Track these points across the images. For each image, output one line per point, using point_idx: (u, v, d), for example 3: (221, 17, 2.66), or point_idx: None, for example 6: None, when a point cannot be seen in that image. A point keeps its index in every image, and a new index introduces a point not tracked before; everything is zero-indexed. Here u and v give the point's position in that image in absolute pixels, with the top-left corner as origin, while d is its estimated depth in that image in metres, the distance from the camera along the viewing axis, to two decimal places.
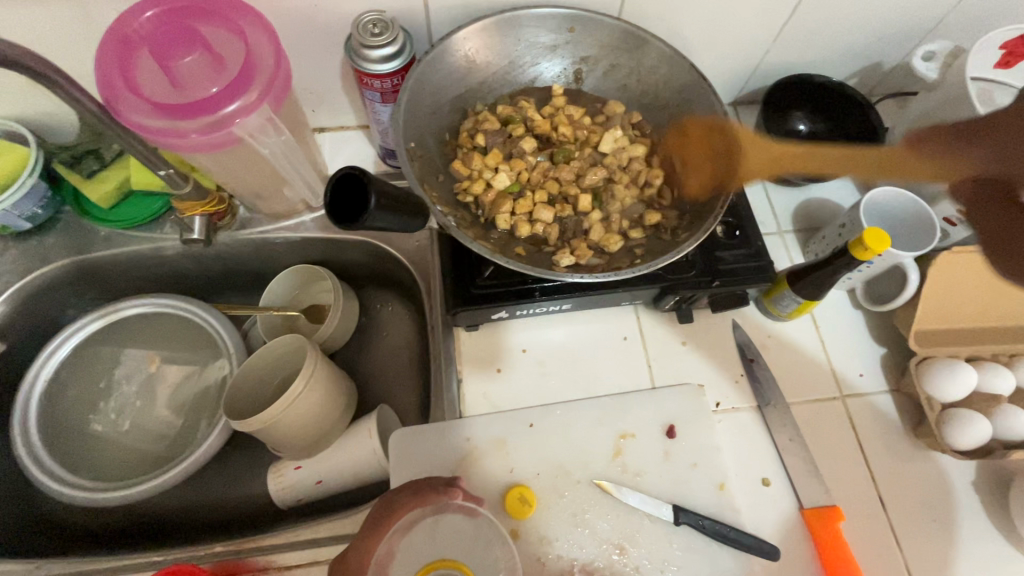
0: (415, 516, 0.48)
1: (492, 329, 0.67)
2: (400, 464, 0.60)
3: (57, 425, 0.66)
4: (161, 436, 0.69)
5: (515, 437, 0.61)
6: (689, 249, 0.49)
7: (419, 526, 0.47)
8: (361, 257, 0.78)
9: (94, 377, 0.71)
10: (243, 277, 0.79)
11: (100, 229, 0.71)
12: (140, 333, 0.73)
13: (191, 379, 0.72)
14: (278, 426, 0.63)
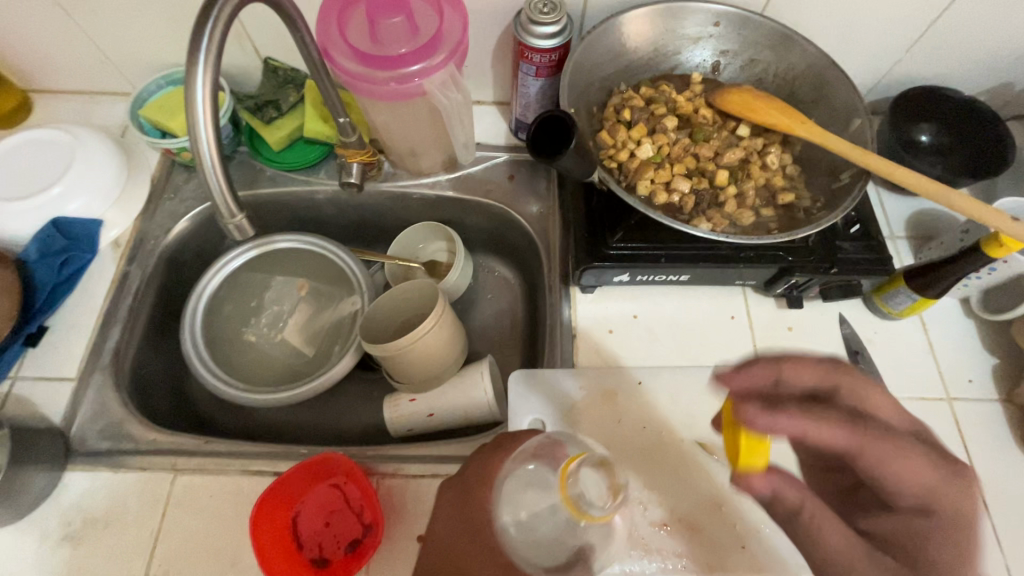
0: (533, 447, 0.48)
1: (607, 293, 0.72)
2: (516, 401, 0.65)
3: (216, 331, 0.76)
4: (298, 356, 0.78)
5: (623, 391, 0.66)
6: (828, 223, 0.52)
7: (542, 458, 0.46)
8: (480, 220, 0.85)
9: (247, 297, 0.80)
10: (374, 228, 0.88)
11: (266, 170, 0.81)
12: (286, 264, 0.82)
13: (326, 309, 0.81)
14: (406, 356, 0.70)
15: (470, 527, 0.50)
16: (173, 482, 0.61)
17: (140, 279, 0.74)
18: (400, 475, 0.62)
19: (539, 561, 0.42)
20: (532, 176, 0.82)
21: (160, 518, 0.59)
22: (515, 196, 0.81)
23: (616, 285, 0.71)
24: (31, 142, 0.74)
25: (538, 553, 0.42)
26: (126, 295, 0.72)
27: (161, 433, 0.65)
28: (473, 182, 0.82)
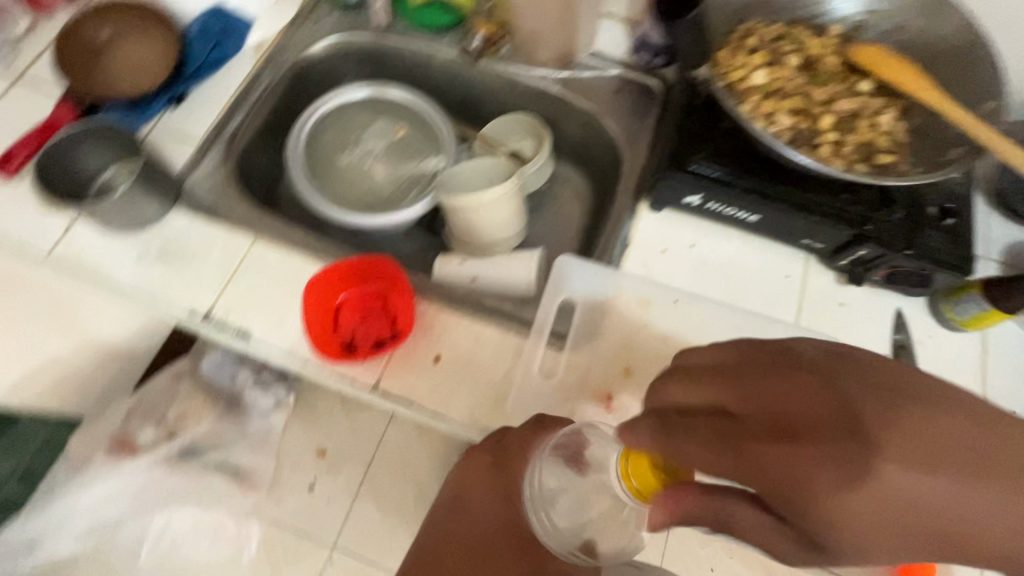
0: (563, 437, 0.54)
1: (673, 216, 0.73)
2: (556, 280, 0.69)
3: (318, 149, 0.85)
4: (375, 193, 0.85)
5: (657, 303, 0.68)
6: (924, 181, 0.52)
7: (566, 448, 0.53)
8: (574, 127, 0.88)
9: (348, 130, 0.88)
10: (475, 109, 0.93)
11: (399, 23, 0.87)
12: (390, 111, 0.88)
13: (411, 161, 0.87)
14: (472, 213, 0.76)
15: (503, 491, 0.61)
16: (250, 246, 0.70)
17: (270, 82, 0.82)
18: (435, 304, 0.68)
19: (568, 539, 0.51)
20: (638, 96, 0.83)
21: (233, 269, 0.68)
22: (615, 110, 0.83)
23: (684, 211, 0.72)
24: None
25: (572, 533, 0.51)
26: (254, 90, 0.81)
27: (250, 209, 0.73)
28: (580, 86, 0.84)
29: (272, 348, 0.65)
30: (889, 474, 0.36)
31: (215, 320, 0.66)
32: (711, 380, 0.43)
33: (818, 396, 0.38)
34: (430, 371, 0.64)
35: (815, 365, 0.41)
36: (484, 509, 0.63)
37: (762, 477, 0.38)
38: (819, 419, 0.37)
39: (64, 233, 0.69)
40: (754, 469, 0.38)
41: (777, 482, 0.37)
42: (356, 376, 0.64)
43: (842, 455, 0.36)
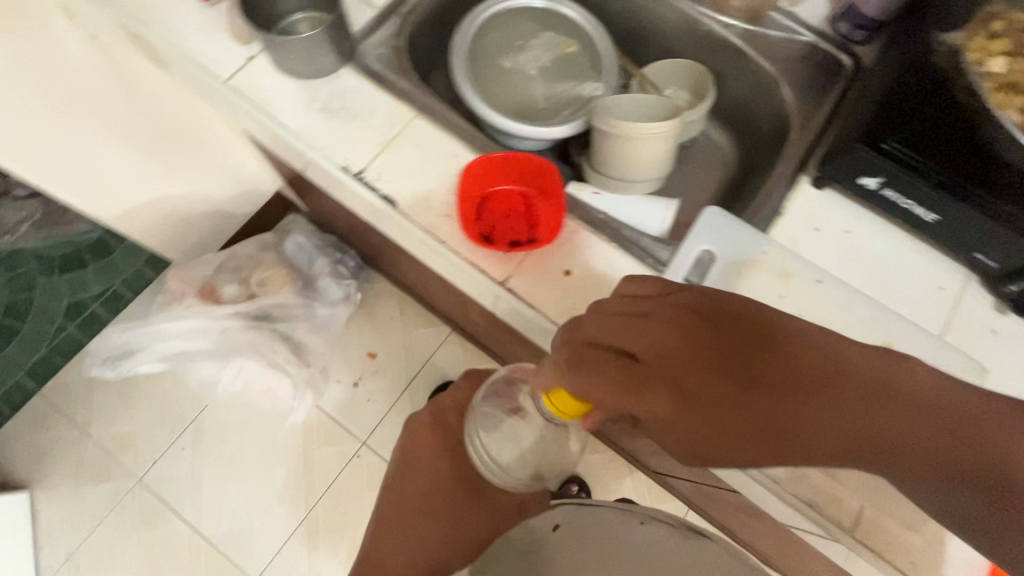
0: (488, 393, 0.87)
1: (835, 198, 0.70)
2: (701, 228, 0.67)
3: (484, 47, 0.84)
4: (525, 104, 0.84)
5: (799, 278, 0.65)
6: None
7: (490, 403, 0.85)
8: (741, 88, 0.84)
9: (512, 35, 0.86)
10: (642, 46, 0.90)
11: None
12: (557, 27, 0.86)
13: (568, 82, 0.84)
14: (626, 145, 0.74)
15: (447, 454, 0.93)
16: (410, 120, 0.70)
17: None
18: (576, 221, 0.67)
19: (514, 476, 0.82)
20: (824, 66, 0.78)
21: (390, 138, 0.69)
22: (796, 76, 0.78)
23: (850, 195, 0.69)
24: None
25: (518, 468, 0.80)
26: None
27: (411, 85, 0.73)
28: (766, 44, 0.79)
29: (413, 222, 0.66)
30: (713, 343, 0.49)
31: (365, 181, 0.67)
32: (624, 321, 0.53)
33: (656, 310, 0.52)
34: (560, 283, 0.64)
35: (652, 300, 0.53)
36: (427, 457, 0.95)
37: (689, 398, 0.48)
38: (689, 338, 0.50)
39: (242, 66, 0.72)
40: (661, 400, 0.49)
41: (717, 411, 0.47)
42: (487, 269, 0.64)
43: (675, 341, 0.50)
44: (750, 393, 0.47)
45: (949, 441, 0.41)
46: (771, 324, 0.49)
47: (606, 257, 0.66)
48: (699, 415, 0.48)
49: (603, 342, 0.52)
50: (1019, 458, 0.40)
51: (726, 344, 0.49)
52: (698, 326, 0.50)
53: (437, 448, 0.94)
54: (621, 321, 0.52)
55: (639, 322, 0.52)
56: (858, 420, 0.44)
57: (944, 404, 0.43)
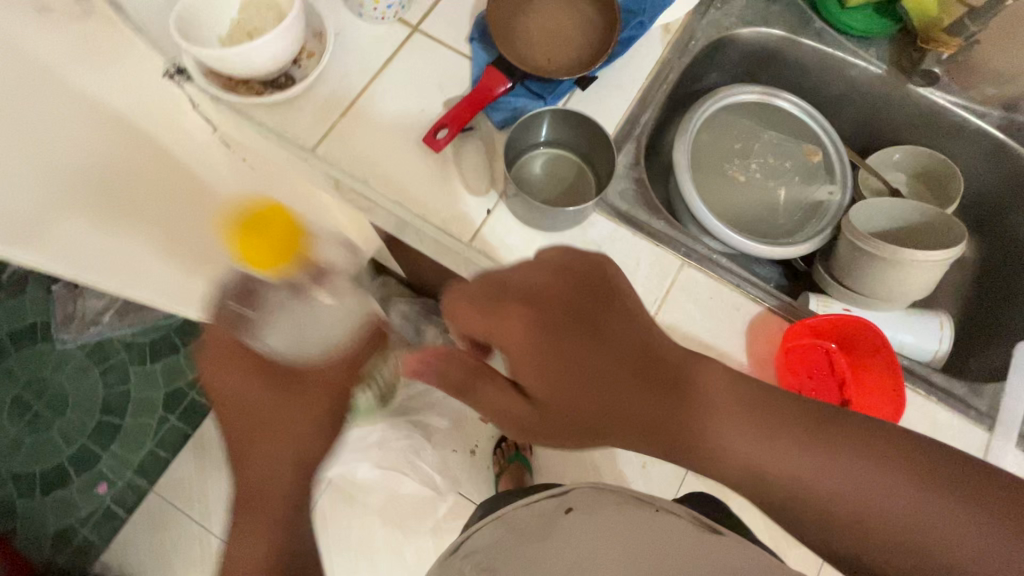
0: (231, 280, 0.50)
1: None
2: (1021, 368, 0.62)
3: (706, 152, 0.77)
4: (752, 211, 0.76)
5: None
6: None
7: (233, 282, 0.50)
8: (983, 169, 0.77)
9: (726, 135, 0.78)
10: (861, 128, 0.82)
11: (818, 23, 0.76)
12: (773, 123, 0.78)
13: (796, 184, 0.77)
14: (901, 270, 0.67)
15: (249, 419, 0.47)
16: (679, 269, 0.64)
17: (674, 72, 0.73)
18: None
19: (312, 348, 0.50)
20: None
21: (665, 293, 0.63)
22: None
23: None
24: None
25: (317, 346, 0.50)
26: (663, 81, 0.72)
27: (666, 224, 0.66)
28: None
29: None
30: (566, 334, 0.46)
31: None
32: (550, 284, 0.48)
33: (580, 296, 0.48)
34: None
35: (523, 271, 0.49)
36: (228, 394, 0.48)
37: (605, 370, 0.45)
38: (594, 338, 0.46)
39: (483, 223, 0.64)
40: (574, 372, 0.45)
41: (596, 376, 0.45)
42: None
43: (563, 355, 0.45)
44: (648, 398, 0.44)
45: (813, 478, 0.42)
46: (614, 286, 0.49)
47: (927, 411, 0.60)
48: (566, 414, 0.45)
49: (479, 313, 0.48)
50: (877, 507, 0.41)
51: (587, 346, 0.46)
52: (600, 293, 0.48)
53: (242, 359, 0.48)
54: (493, 300, 0.48)
55: (514, 313, 0.47)
56: (833, 495, 0.42)
57: (824, 433, 0.43)
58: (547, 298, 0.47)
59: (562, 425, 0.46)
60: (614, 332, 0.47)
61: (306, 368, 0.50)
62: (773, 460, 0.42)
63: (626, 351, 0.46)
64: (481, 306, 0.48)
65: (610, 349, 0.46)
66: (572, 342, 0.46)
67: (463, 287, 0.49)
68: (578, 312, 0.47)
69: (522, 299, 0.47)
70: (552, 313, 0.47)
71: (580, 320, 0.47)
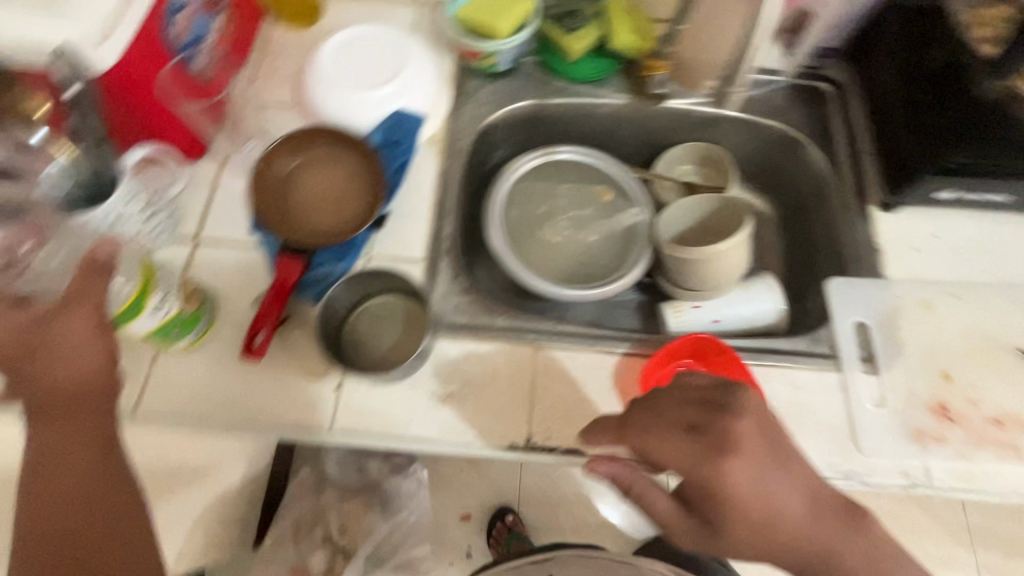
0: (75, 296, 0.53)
1: (908, 214, 0.75)
2: (840, 303, 0.69)
3: (517, 228, 0.82)
4: (580, 259, 0.81)
5: (940, 301, 0.69)
6: None
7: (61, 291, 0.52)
8: (743, 141, 0.88)
9: (529, 204, 0.84)
10: (638, 145, 0.91)
11: (556, 81, 0.84)
12: (563, 175, 0.85)
13: (605, 218, 0.83)
14: (711, 263, 0.75)
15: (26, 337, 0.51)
16: (534, 355, 0.66)
17: (456, 176, 0.77)
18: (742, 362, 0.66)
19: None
20: (811, 99, 0.84)
21: (531, 384, 0.64)
22: (794, 118, 0.83)
23: (923, 205, 0.74)
24: (361, 38, 0.76)
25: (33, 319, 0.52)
26: (449, 189, 0.76)
27: (506, 318, 0.69)
28: (754, 103, 0.84)
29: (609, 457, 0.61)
30: (763, 481, 0.53)
31: (540, 445, 0.62)
32: (734, 416, 0.54)
33: (759, 445, 0.54)
34: None
35: (700, 400, 0.56)
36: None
37: (795, 516, 0.53)
38: (776, 469, 0.54)
39: (337, 402, 0.63)
40: (746, 516, 0.52)
41: (762, 531, 0.53)
42: None
43: (744, 503, 0.52)
44: (829, 529, 0.54)
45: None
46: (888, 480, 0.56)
47: (785, 378, 0.65)
48: (729, 540, 0.53)
49: (683, 446, 0.53)
50: None
51: (768, 496, 0.53)
52: (782, 446, 0.56)
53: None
54: (690, 445, 0.53)
55: (711, 462, 0.52)
56: None
57: (866, 541, 0.55)
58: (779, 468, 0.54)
59: (716, 547, 0.53)
60: (792, 487, 0.54)
61: (59, 305, 0.52)
62: (846, 574, 0.54)
63: (811, 501, 0.54)
64: (676, 434, 0.54)
65: (810, 507, 0.54)
66: (779, 495, 0.53)
67: (647, 408, 0.56)
68: (766, 457, 0.54)
69: (744, 441, 0.53)
70: (745, 459, 0.53)
71: (782, 465, 0.54)
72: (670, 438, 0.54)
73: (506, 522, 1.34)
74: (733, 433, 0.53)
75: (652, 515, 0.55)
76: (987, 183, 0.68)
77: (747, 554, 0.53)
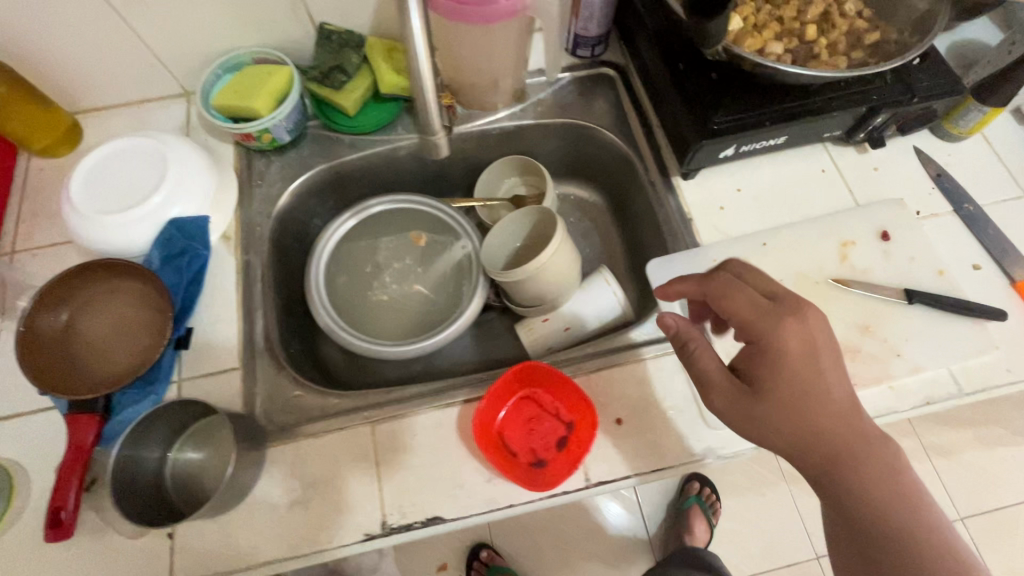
0: None
1: (706, 177, 0.76)
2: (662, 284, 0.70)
3: (340, 296, 0.78)
4: (420, 307, 0.80)
5: (753, 254, 0.71)
6: (911, 55, 0.58)
7: None
8: (551, 143, 0.88)
9: (356, 266, 0.81)
10: (454, 175, 0.90)
11: (345, 138, 0.81)
12: (384, 226, 0.83)
13: (436, 258, 0.82)
14: (539, 277, 0.74)
15: None
16: (373, 433, 0.63)
17: (262, 266, 0.74)
18: (580, 374, 0.66)
19: None
20: (598, 87, 0.85)
21: (376, 465, 0.61)
22: (588, 110, 0.84)
23: (715, 165, 0.75)
24: (114, 153, 0.70)
25: None
26: (255, 282, 0.72)
27: (341, 397, 0.67)
28: (545, 105, 0.84)
29: (470, 514, 0.59)
30: (821, 358, 0.51)
31: (397, 525, 0.59)
32: (800, 311, 0.52)
33: (803, 339, 0.52)
34: (621, 434, 0.62)
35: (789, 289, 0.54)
36: None
37: (823, 404, 0.50)
38: (818, 359, 0.51)
39: (172, 551, 0.58)
40: (782, 391, 0.51)
41: (794, 407, 0.50)
42: (564, 487, 0.60)
43: (797, 369, 0.51)
44: (844, 428, 0.50)
45: (876, 490, 0.49)
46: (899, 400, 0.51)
47: (624, 377, 0.65)
48: (769, 411, 0.51)
49: (709, 284, 0.57)
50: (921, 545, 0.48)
51: (822, 372, 0.51)
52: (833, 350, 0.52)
53: None
54: (767, 304, 0.53)
55: (782, 320, 0.52)
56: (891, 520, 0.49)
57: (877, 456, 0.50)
58: (812, 347, 0.51)
59: (753, 414, 0.51)
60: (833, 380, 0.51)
61: None
62: (855, 468, 0.50)
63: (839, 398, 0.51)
64: (713, 290, 0.57)
65: (837, 400, 0.51)
66: (809, 371, 0.51)
67: (737, 274, 0.57)
68: (809, 345, 0.51)
69: (805, 336, 0.51)
70: (781, 336, 0.51)
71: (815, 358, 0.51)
72: (716, 297, 0.56)
73: (482, 559, 1.30)
74: (791, 323, 0.52)
75: (698, 369, 0.55)
76: (764, 134, 0.69)
77: (776, 434, 0.51)
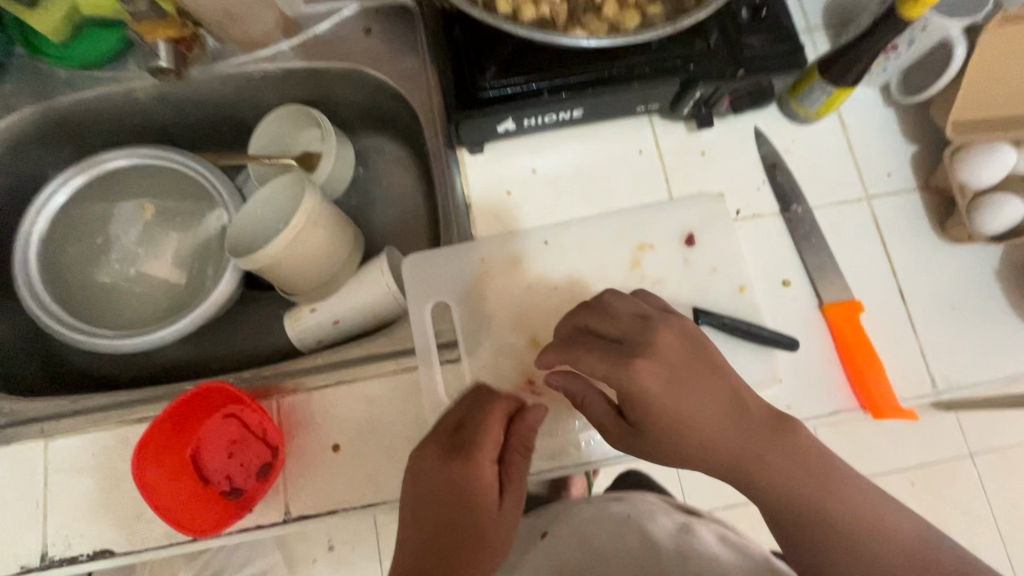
0: None
1: (498, 152, 0.62)
2: (418, 284, 0.59)
3: (62, 278, 0.65)
4: (167, 287, 0.69)
5: (531, 254, 0.59)
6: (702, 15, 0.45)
7: None
8: (342, 90, 0.72)
9: (89, 234, 0.68)
10: (228, 124, 0.74)
11: (59, 71, 0.64)
12: (127, 187, 0.69)
13: (189, 230, 0.69)
14: (282, 266, 0.62)
15: None
16: (44, 450, 0.54)
17: None
18: (301, 390, 0.56)
19: None
20: (393, 23, 0.67)
21: (43, 487, 0.53)
22: (377, 53, 0.67)
23: (505, 138, 0.61)
24: None
25: None
26: None
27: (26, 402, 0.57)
28: (324, 44, 0.67)
29: (143, 547, 0.52)
30: (686, 391, 0.43)
31: (58, 557, 0.52)
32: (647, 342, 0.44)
33: (661, 367, 0.44)
34: (333, 463, 0.54)
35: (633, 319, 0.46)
36: None
37: (712, 429, 0.43)
38: (684, 390, 0.43)
39: None
40: (667, 436, 0.43)
41: (685, 448, 0.43)
42: (256, 522, 0.52)
43: (666, 405, 0.43)
44: (748, 443, 0.43)
45: (805, 492, 0.42)
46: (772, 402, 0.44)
47: (349, 397, 0.56)
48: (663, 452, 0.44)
49: (562, 344, 0.47)
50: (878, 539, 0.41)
51: (692, 398, 0.43)
52: (699, 361, 0.45)
53: None
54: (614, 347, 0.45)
55: (626, 362, 0.43)
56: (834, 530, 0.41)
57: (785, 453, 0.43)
58: (670, 378, 0.43)
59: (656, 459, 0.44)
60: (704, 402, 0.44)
61: None
62: (778, 483, 0.42)
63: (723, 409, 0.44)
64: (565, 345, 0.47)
65: (721, 416, 0.43)
66: (683, 401, 0.43)
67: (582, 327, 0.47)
68: (664, 372, 0.43)
69: (662, 360, 0.44)
70: (634, 379, 0.43)
71: (678, 384, 0.43)
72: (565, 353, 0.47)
73: None
74: (644, 356, 0.43)
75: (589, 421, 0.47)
76: (548, 107, 0.55)
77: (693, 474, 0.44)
